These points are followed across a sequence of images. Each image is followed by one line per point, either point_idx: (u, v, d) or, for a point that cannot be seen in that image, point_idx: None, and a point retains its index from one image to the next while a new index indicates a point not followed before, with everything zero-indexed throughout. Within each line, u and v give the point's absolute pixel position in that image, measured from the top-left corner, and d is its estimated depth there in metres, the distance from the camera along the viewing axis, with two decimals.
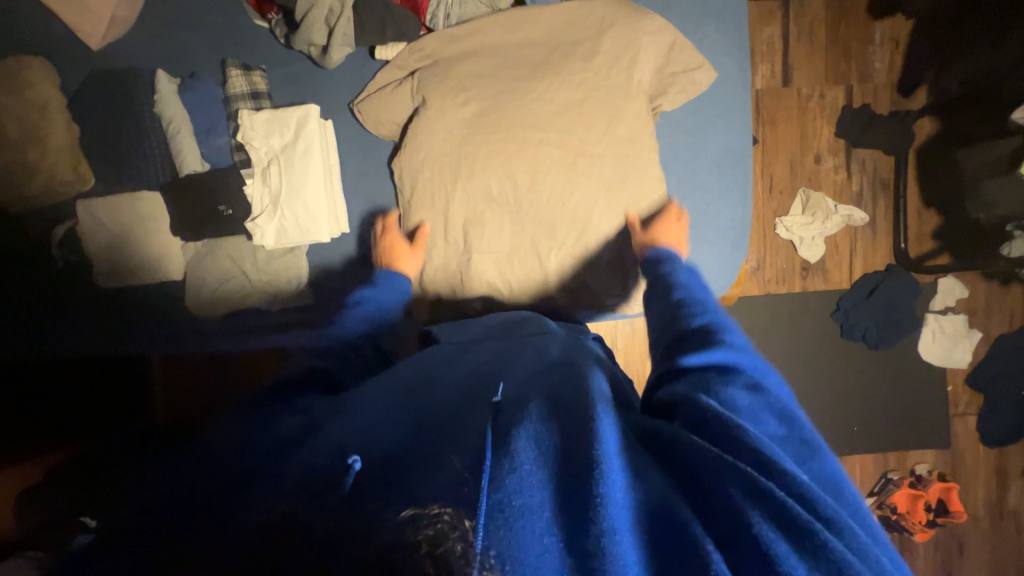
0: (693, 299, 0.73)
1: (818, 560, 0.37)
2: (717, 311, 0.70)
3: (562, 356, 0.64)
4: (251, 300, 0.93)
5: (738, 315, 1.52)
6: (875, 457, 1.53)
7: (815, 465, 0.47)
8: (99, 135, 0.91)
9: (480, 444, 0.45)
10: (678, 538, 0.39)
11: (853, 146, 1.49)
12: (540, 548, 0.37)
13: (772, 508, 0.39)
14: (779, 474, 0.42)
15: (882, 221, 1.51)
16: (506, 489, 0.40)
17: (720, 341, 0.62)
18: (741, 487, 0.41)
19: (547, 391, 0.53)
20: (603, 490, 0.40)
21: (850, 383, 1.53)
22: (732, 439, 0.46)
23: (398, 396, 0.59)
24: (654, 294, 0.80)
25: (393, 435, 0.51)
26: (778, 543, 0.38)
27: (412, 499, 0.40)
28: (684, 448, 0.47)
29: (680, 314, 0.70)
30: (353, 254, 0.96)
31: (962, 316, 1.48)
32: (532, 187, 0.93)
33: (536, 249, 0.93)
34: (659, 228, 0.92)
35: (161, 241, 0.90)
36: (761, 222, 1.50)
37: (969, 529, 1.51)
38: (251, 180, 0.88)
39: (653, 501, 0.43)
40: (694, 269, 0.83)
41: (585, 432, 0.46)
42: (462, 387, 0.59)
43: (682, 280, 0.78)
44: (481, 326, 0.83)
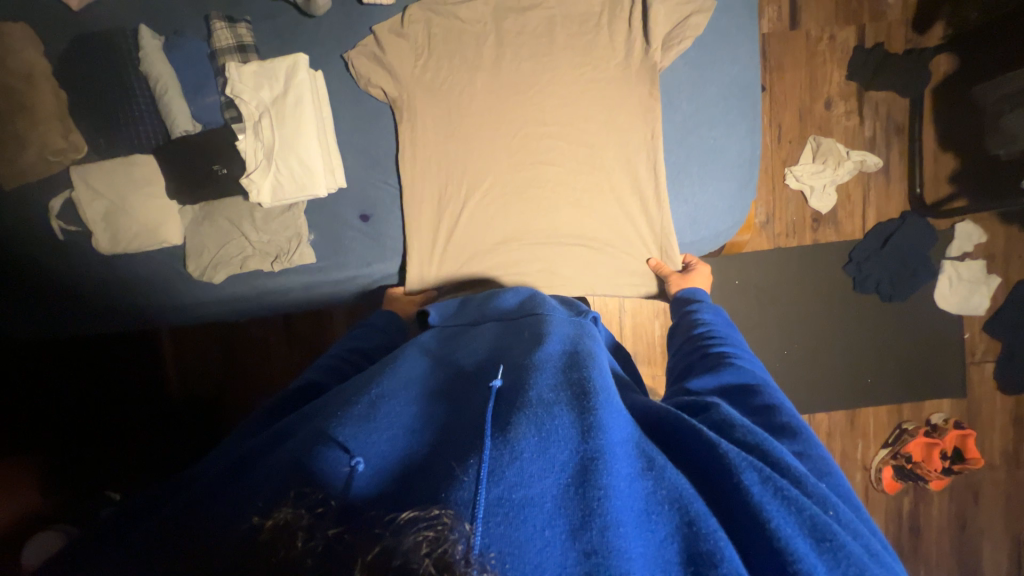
0: (715, 334, 0.79)
1: (835, 558, 0.42)
2: (738, 346, 0.76)
3: (558, 343, 0.65)
4: (252, 263, 0.91)
5: (748, 271, 1.49)
6: (888, 410, 1.51)
7: (829, 474, 0.54)
8: (87, 101, 0.88)
9: (478, 438, 0.46)
10: (691, 534, 0.42)
11: (866, 89, 1.43)
12: (541, 543, 0.38)
13: (793, 507, 0.45)
14: (795, 476, 0.48)
15: (896, 167, 1.46)
16: (507, 482, 0.41)
17: (744, 368, 0.69)
18: (759, 479, 0.46)
19: (544, 381, 0.54)
20: (606, 484, 0.42)
21: (862, 336, 1.51)
22: (754, 444, 0.51)
23: (394, 383, 0.60)
24: (679, 330, 0.86)
25: (385, 439, 0.50)
26: (796, 540, 0.42)
27: (409, 499, 0.40)
28: (698, 448, 0.50)
29: (700, 345, 0.78)
30: (351, 208, 0.94)
31: (981, 262, 1.44)
32: (531, 132, 0.96)
33: (539, 201, 0.97)
34: (694, 275, 0.97)
35: (158, 206, 0.88)
36: (770, 174, 1.46)
37: (985, 478, 1.50)
38: (242, 136, 0.85)
39: (657, 494, 0.45)
40: (722, 310, 0.88)
41: (585, 424, 0.47)
42: (459, 383, 0.61)
43: (707, 318, 0.84)
44: (479, 309, 0.84)
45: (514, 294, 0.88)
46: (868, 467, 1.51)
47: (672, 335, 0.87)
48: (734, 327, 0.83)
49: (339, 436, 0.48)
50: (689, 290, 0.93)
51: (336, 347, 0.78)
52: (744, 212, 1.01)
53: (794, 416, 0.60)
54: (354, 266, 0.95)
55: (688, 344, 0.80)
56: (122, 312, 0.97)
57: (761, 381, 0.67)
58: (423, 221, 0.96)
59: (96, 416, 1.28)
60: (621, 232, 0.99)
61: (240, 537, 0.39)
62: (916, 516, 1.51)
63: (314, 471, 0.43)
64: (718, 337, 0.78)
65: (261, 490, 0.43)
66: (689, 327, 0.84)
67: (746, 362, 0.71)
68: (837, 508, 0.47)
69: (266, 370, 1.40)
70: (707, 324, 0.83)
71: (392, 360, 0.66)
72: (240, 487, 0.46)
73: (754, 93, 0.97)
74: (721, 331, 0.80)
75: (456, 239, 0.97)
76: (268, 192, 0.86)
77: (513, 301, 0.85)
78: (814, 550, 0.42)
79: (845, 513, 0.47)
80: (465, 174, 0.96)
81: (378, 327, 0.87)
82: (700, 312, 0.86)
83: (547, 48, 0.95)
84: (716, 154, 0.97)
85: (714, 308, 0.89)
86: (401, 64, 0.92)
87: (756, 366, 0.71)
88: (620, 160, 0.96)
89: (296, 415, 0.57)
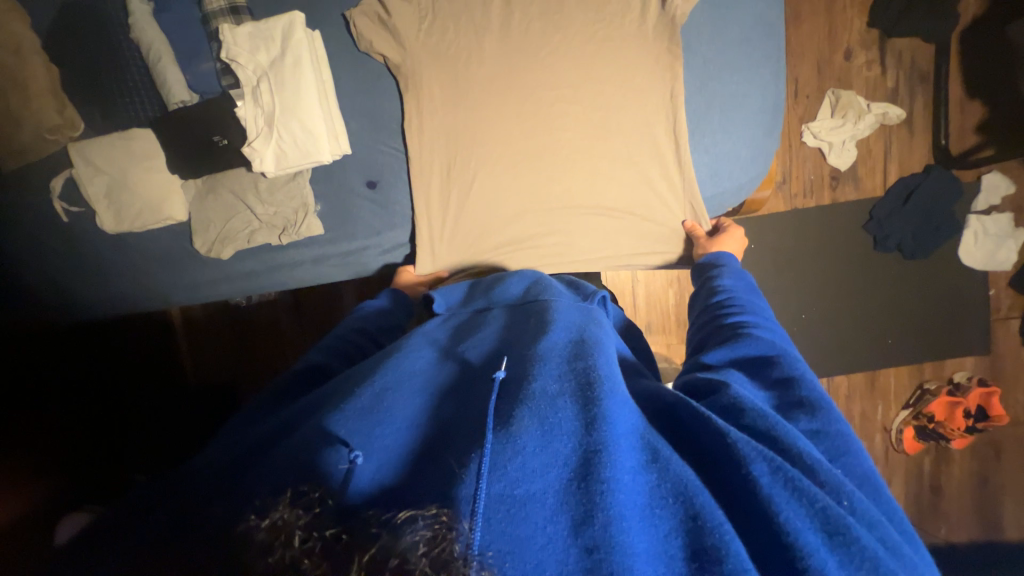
0: (735, 302, 0.76)
1: (848, 552, 0.41)
2: (760, 313, 0.73)
3: (565, 330, 0.63)
4: (260, 236, 0.89)
5: (764, 234, 1.45)
6: (910, 370, 1.49)
7: (848, 454, 0.52)
8: (81, 73, 0.84)
9: (479, 434, 0.47)
10: (696, 528, 0.42)
11: (890, 35, 1.35)
12: (543, 540, 0.38)
13: (804, 501, 0.44)
14: (807, 466, 0.47)
15: (920, 118, 1.39)
16: (508, 478, 0.41)
17: (766, 338, 0.66)
18: (767, 470, 0.45)
19: (547, 372, 0.54)
20: (609, 477, 0.42)
21: (883, 296, 1.47)
22: (767, 430, 0.50)
23: (400, 370, 0.59)
24: (699, 298, 0.84)
25: (389, 432, 0.49)
26: (806, 535, 0.42)
27: (412, 498, 0.40)
28: (704, 437, 0.50)
29: (717, 316, 0.75)
30: (359, 175, 0.91)
31: (1008, 215, 1.39)
32: (539, 94, 0.92)
33: (548, 165, 0.94)
34: (724, 238, 0.92)
35: (160, 180, 0.86)
36: (786, 132, 1.41)
37: (1009, 435, 1.48)
38: (241, 103, 0.83)
39: (661, 487, 0.44)
40: (746, 274, 0.84)
41: (589, 417, 0.47)
42: (465, 372, 0.60)
43: (727, 284, 0.81)
44: (484, 294, 0.83)
45: (521, 274, 0.87)
46: (888, 428, 1.49)
47: (693, 303, 0.85)
48: (757, 294, 0.79)
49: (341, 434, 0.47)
50: (711, 256, 0.90)
51: (341, 325, 0.78)
52: (765, 164, 0.96)
53: (814, 389, 0.57)
54: (363, 235, 0.93)
55: (709, 313, 0.78)
56: (133, 295, 0.96)
57: (783, 351, 0.64)
58: (436, 197, 0.93)
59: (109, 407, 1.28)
60: (635, 192, 0.95)
61: (228, 544, 0.36)
62: (937, 475, 1.50)
63: (316, 464, 0.43)
64: (739, 305, 0.75)
65: (263, 483, 0.42)
66: (708, 296, 0.82)
67: (768, 332, 0.68)
68: (852, 499, 0.45)
69: (280, 350, 1.42)
70: (726, 291, 0.79)
71: (398, 348, 0.64)
72: (235, 483, 0.44)
73: (775, 37, 0.92)
74: (743, 299, 0.77)
75: (469, 216, 0.95)
76: (272, 161, 0.84)
77: (518, 287, 0.83)
78: (824, 544, 0.42)
79: (860, 501, 0.46)
80: (474, 148, 0.93)
81: (383, 305, 0.86)
82: (721, 279, 0.83)
83: (557, 4, 0.89)
84: (736, 103, 0.92)
85: (736, 272, 0.85)
86: (404, 25, 0.87)
87: (779, 336, 0.68)
88: (632, 116, 0.92)
89: (301, 405, 0.56)
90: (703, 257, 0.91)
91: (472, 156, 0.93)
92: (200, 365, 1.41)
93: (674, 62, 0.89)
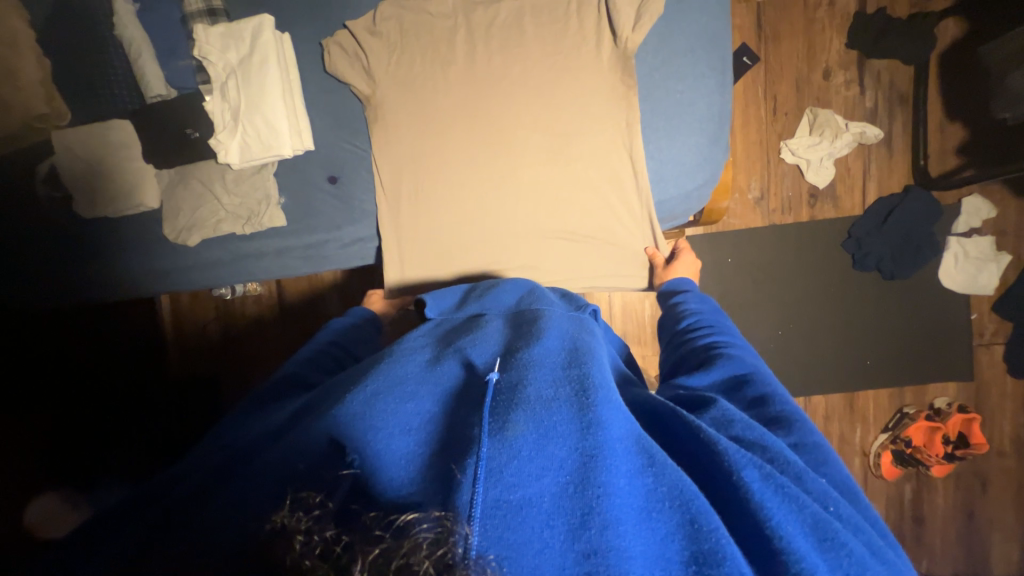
0: (704, 325, 0.77)
1: (836, 557, 0.42)
2: (730, 334, 0.74)
3: (558, 338, 0.64)
4: (225, 225, 0.94)
5: (741, 249, 1.45)
6: (889, 393, 1.45)
7: (828, 463, 0.53)
8: (70, 68, 0.90)
9: (474, 437, 0.47)
10: (693, 533, 0.42)
11: (867, 57, 1.37)
12: (540, 545, 0.39)
13: (796, 506, 0.44)
14: (796, 472, 0.48)
15: (899, 139, 1.40)
16: (506, 482, 0.42)
17: (737, 356, 0.67)
18: (759, 476, 0.46)
19: (541, 379, 0.55)
20: (604, 482, 0.43)
21: (861, 316, 1.45)
22: (755, 440, 0.51)
23: (392, 377, 0.59)
24: (667, 324, 0.85)
25: (382, 434, 0.50)
26: (797, 540, 0.42)
27: (411, 501, 0.41)
28: (696, 449, 0.50)
29: (689, 340, 0.76)
30: (320, 170, 0.95)
31: (989, 238, 1.37)
32: (507, 102, 0.94)
33: (513, 169, 0.95)
34: (676, 266, 0.98)
35: (135, 168, 0.91)
36: (765, 148, 1.42)
37: (993, 465, 1.43)
38: (209, 98, 0.88)
39: (658, 490, 0.45)
40: (709, 298, 0.86)
41: (585, 421, 0.49)
42: (460, 375, 0.60)
43: (693, 308, 0.83)
44: (479, 298, 0.82)
45: (490, 283, 0.88)
46: (866, 452, 1.46)
47: (662, 328, 0.86)
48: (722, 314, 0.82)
49: (340, 434, 0.50)
50: (670, 284, 0.92)
51: (313, 339, 0.82)
52: (717, 171, 0.98)
53: (788, 405, 0.59)
54: (324, 229, 0.98)
55: (679, 336, 0.79)
56: (105, 279, 0.99)
57: (753, 368, 0.66)
58: (407, 219, 0.97)
59: (105, 406, 1.34)
60: (598, 199, 0.96)
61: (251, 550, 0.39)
62: (918, 504, 1.45)
63: (315, 474, 0.45)
64: (708, 326, 0.76)
65: (261, 492, 0.47)
66: (677, 321, 0.83)
67: (738, 349, 0.70)
68: (837, 505, 0.47)
69: (259, 348, 1.45)
70: (694, 314, 0.81)
71: (388, 355, 0.64)
72: (230, 491, 0.49)
73: (726, 49, 0.94)
74: (713, 320, 0.79)
75: (435, 237, 0.98)
76: (235, 152, 0.89)
77: (512, 294, 0.83)
78: (816, 549, 0.42)
79: (846, 510, 0.47)
80: (434, 171, 0.96)
81: (351, 321, 0.89)
82: (687, 302, 0.85)
83: (518, 38, 0.94)
84: (688, 110, 0.94)
85: (701, 297, 0.87)
86: (375, 60, 0.92)
87: (748, 352, 0.70)
88: (596, 124, 0.93)
89: (298, 413, 0.61)
90: (673, 283, 0.92)
91: (436, 180, 0.96)
92: (183, 367, 1.42)
93: (629, 91, 0.92)
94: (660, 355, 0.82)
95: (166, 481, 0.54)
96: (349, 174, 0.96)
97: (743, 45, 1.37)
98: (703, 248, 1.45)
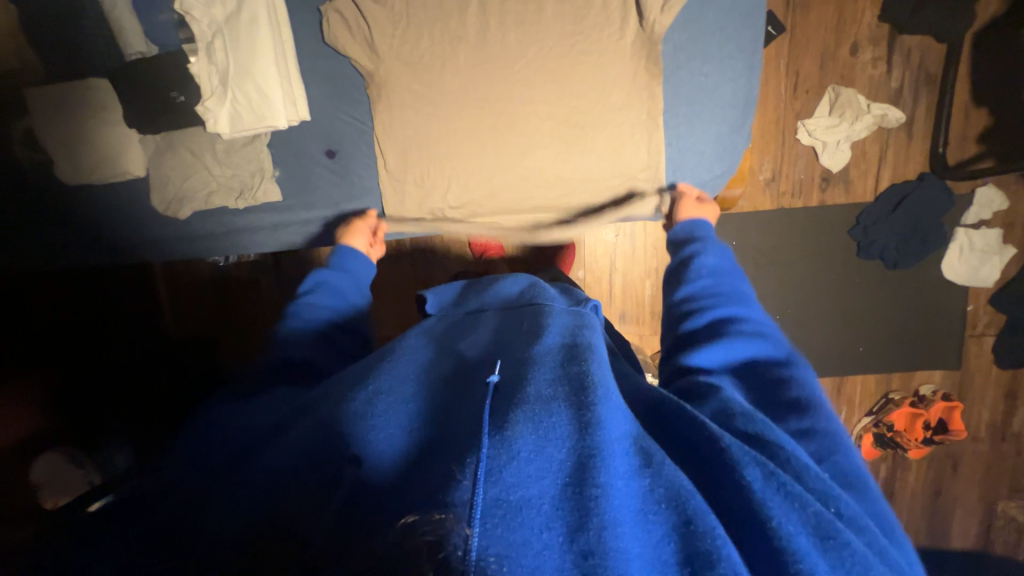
0: (718, 289, 0.71)
1: (840, 557, 0.36)
2: (747, 303, 0.68)
3: (558, 333, 0.60)
4: (216, 199, 0.92)
5: (746, 231, 1.43)
6: (877, 378, 1.49)
7: (839, 451, 0.48)
8: (36, 15, 0.82)
9: (474, 437, 0.44)
10: (687, 534, 0.38)
11: (899, 32, 1.29)
12: (539, 545, 0.35)
13: (798, 505, 0.39)
14: (801, 471, 0.42)
15: (921, 124, 1.34)
16: (504, 483, 0.39)
17: (755, 332, 0.62)
18: (761, 475, 0.41)
19: (543, 376, 0.50)
20: (603, 481, 0.39)
21: (858, 302, 1.46)
22: (761, 437, 0.45)
23: (393, 375, 0.57)
24: (675, 277, 0.78)
25: (383, 433, 0.49)
26: (798, 538, 0.36)
27: (409, 502, 0.40)
28: (691, 438, 0.45)
29: (702, 305, 0.69)
30: (317, 143, 0.92)
31: (997, 231, 1.35)
32: (520, 77, 0.88)
33: (524, 153, 0.91)
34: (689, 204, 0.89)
35: (116, 132, 0.87)
36: (781, 127, 1.36)
37: (967, 449, 1.49)
38: (195, 59, 0.84)
39: (654, 492, 0.41)
40: (728, 252, 0.79)
41: (583, 421, 0.44)
42: (459, 375, 0.58)
43: (707, 264, 0.76)
44: (476, 298, 0.80)
45: (487, 279, 0.86)
46: (849, 433, 1.51)
47: (667, 282, 0.79)
48: (736, 272, 0.75)
49: (342, 429, 0.49)
50: (683, 231, 0.85)
51: (300, 297, 0.81)
52: (735, 160, 0.94)
53: (806, 389, 0.54)
54: (322, 205, 0.95)
55: (690, 295, 0.72)
56: (93, 247, 0.96)
57: (770, 343, 0.61)
58: (415, 205, 0.95)
59: (95, 363, 1.30)
60: (607, 188, 0.93)
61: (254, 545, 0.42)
62: (891, 482, 1.53)
63: (317, 472, 0.46)
64: (726, 291, 0.70)
65: (258, 490, 0.46)
66: (688, 278, 0.75)
67: (756, 322, 0.64)
68: (841, 503, 0.41)
69: (260, 312, 1.49)
70: (709, 275, 0.74)
71: (390, 351, 0.63)
72: (230, 489, 0.47)
73: (757, 29, 0.88)
74: (731, 281, 0.72)
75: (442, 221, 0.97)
76: (224, 120, 0.85)
77: (513, 289, 0.79)
78: (818, 550, 0.37)
79: (853, 507, 0.41)
80: (437, 151, 0.92)
81: (338, 275, 0.86)
82: (702, 257, 0.77)
83: (534, 14, 0.87)
84: (710, 95, 0.89)
85: (716, 249, 0.79)
86: (379, 34, 0.86)
87: (764, 325, 0.65)
88: (612, 105, 0.88)
89: (296, 403, 0.59)
90: (682, 231, 0.85)
91: (441, 162, 0.92)
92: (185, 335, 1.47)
93: (652, 81, 0.87)
94: (666, 309, 0.75)
95: (177, 460, 0.54)
96: (348, 151, 0.93)
97: (770, 13, 1.28)
98: None
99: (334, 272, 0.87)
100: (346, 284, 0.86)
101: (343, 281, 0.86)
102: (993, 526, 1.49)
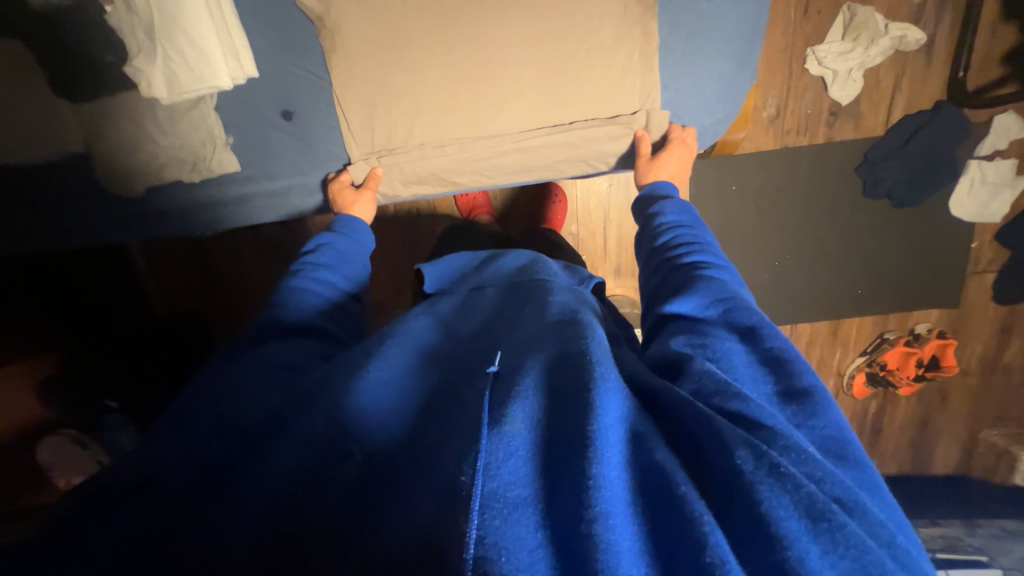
0: (683, 242, 0.67)
1: (832, 539, 0.32)
2: (713, 253, 0.64)
3: (558, 313, 0.56)
4: (170, 171, 0.84)
5: (748, 174, 1.35)
6: (874, 320, 1.48)
7: (816, 416, 0.42)
8: None
9: (471, 431, 0.40)
10: (675, 519, 0.35)
11: None
12: (533, 542, 0.32)
13: (788, 486, 0.34)
14: (792, 449, 0.37)
15: (942, 45, 1.22)
16: (501, 478, 0.35)
17: (717, 286, 0.56)
18: (749, 456, 0.36)
19: (547, 361, 0.47)
20: (599, 472, 0.35)
21: (862, 244, 1.41)
22: (750, 417, 0.40)
23: (386, 357, 0.53)
24: (643, 242, 0.72)
25: (375, 422, 0.46)
26: (787, 522, 0.33)
27: (410, 497, 0.38)
28: (684, 421, 0.41)
29: (666, 263, 0.65)
30: (272, 104, 0.84)
31: (1012, 162, 1.28)
32: (497, 14, 0.78)
33: (505, 105, 0.82)
34: (660, 160, 0.81)
35: (46, 103, 0.79)
36: (789, 56, 1.24)
37: (956, 383, 1.52)
38: (112, 9, 0.74)
39: (643, 481, 0.38)
40: (690, 204, 0.73)
41: (581, 406, 0.40)
42: (455, 361, 0.54)
43: (671, 222, 0.70)
44: (476, 274, 0.74)
45: (477, 256, 0.81)
46: (842, 372, 1.54)
47: (638, 248, 0.74)
48: (701, 227, 0.69)
49: (345, 423, 0.45)
50: (648, 189, 0.79)
51: (301, 260, 0.77)
52: (739, 100, 0.85)
53: (779, 338, 0.49)
54: (286, 173, 0.88)
55: (656, 263, 0.67)
56: (50, 230, 0.89)
57: (736, 295, 0.55)
58: (392, 170, 0.88)
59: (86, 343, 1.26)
60: (597, 139, 0.85)
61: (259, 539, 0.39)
62: (880, 416, 1.58)
63: (320, 466, 0.42)
64: (687, 251, 0.64)
65: (266, 479, 0.43)
66: (653, 237, 0.71)
67: (719, 275, 0.59)
68: (832, 479, 0.36)
69: (248, 284, 1.44)
70: (672, 229, 0.69)
71: (382, 334, 0.59)
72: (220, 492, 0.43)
73: None
74: (692, 237, 0.67)
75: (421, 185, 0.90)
76: (157, 81, 0.76)
77: (512, 264, 0.74)
78: (808, 533, 0.32)
79: (843, 478, 0.37)
80: (409, 106, 0.83)
81: (341, 239, 0.81)
82: (664, 217, 0.72)
83: None
84: (712, 24, 0.78)
85: (681, 206, 0.73)
86: None
87: (729, 279, 0.59)
88: (600, 43, 0.79)
89: (290, 387, 0.53)
90: (650, 190, 0.79)
91: (414, 118, 0.83)
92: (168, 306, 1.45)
93: (646, 13, 0.77)
94: (638, 282, 0.70)
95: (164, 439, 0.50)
96: (309, 109, 0.85)
97: None
98: (706, 174, 1.35)
99: (336, 236, 0.81)
100: (352, 259, 0.80)
101: (346, 257, 0.80)
102: (975, 454, 1.55)
